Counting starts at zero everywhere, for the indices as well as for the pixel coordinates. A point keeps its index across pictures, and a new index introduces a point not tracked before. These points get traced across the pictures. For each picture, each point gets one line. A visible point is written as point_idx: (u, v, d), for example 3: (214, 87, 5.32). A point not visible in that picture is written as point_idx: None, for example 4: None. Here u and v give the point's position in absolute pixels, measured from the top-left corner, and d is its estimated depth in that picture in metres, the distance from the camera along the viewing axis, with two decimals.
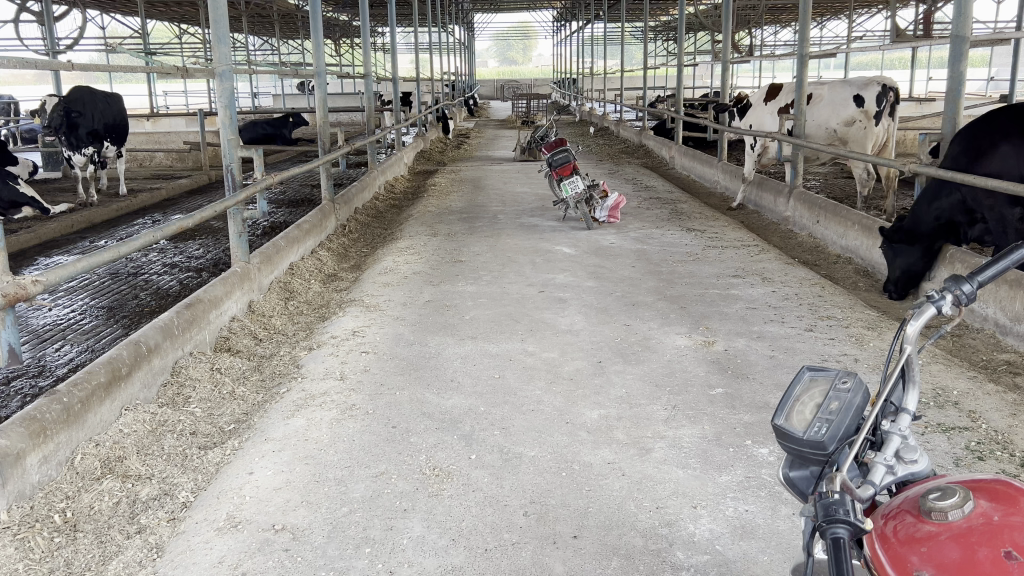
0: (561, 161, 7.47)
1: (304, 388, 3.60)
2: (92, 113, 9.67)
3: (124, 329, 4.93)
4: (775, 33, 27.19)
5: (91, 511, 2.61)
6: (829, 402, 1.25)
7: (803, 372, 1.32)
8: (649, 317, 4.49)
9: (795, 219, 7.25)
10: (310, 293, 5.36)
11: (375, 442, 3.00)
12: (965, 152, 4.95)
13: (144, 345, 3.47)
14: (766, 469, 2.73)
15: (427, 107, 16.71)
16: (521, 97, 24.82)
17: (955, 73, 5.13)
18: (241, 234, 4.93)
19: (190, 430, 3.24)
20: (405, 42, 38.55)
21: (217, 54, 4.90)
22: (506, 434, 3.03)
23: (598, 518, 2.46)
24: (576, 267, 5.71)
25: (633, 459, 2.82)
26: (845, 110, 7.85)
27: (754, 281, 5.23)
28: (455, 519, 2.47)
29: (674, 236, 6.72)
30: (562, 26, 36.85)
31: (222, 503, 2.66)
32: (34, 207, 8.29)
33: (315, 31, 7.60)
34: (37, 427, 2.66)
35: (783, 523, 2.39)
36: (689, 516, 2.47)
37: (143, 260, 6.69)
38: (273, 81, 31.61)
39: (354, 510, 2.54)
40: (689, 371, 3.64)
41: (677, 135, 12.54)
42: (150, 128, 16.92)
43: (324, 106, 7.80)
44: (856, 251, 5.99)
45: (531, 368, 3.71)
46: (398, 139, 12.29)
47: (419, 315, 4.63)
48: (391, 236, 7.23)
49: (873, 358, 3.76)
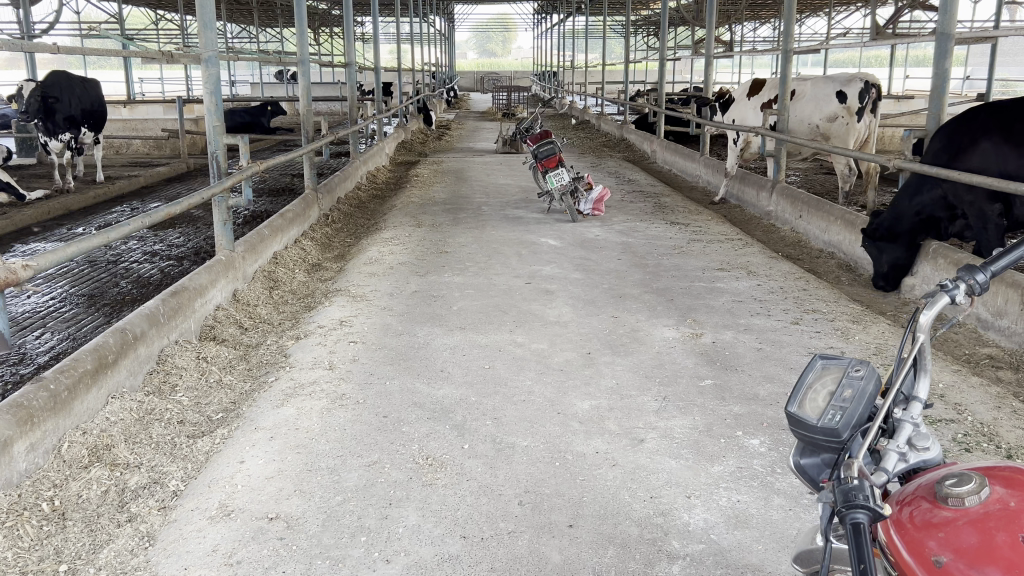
0: (546, 153, 7.43)
1: (293, 377, 3.58)
2: (69, 99, 9.52)
3: (106, 318, 4.87)
4: (755, 30, 27.27)
5: (79, 499, 2.58)
6: (843, 390, 1.26)
7: (816, 360, 1.33)
8: (636, 309, 4.51)
9: (777, 214, 7.31)
10: (294, 283, 5.31)
11: (367, 432, 2.98)
12: (945, 149, 5.01)
13: (130, 333, 3.43)
14: (758, 460, 2.75)
15: (409, 98, 16.63)
16: (502, 89, 24.75)
17: (939, 71, 5.18)
18: (225, 222, 4.87)
19: (178, 419, 3.21)
20: (386, 34, 38.33)
21: (203, 40, 4.83)
22: (498, 424, 3.03)
23: (594, 508, 2.46)
24: (562, 259, 5.71)
25: (625, 450, 2.83)
26: (828, 106, 7.91)
27: (739, 275, 5.26)
28: (450, 509, 2.47)
29: (659, 229, 6.74)
30: (543, 18, 36.80)
31: (213, 491, 2.64)
32: (10, 193, 8.18)
33: (300, 18, 7.52)
34: (25, 414, 2.63)
35: (776, 513, 2.42)
36: (684, 506, 2.48)
37: (123, 248, 6.62)
38: (252, 69, 31.24)
39: (348, 499, 2.53)
40: (678, 363, 3.66)
41: (659, 128, 12.58)
42: (126, 115, 16.69)
43: (308, 95, 7.72)
44: (839, 246, 6.03)
45: (521, 359, 3.71)
46: (380, 130, 12.24)
47: (406, 305, 4.61)
48: (374, 227, 7.20)
49: (859, 351, 3.79)
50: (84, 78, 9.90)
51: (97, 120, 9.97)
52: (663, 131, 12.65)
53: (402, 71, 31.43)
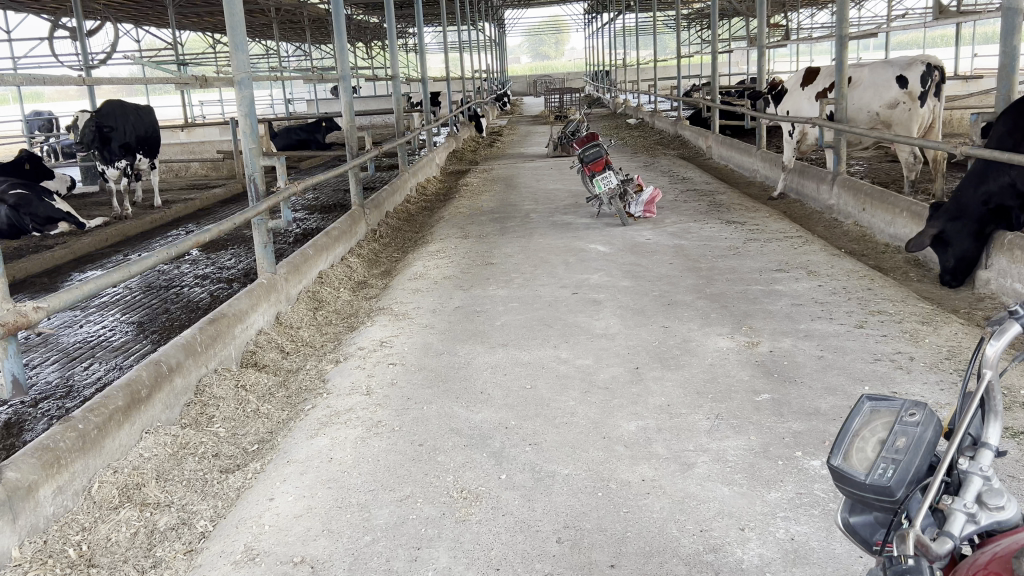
0: (593, 157, 7.24)
1: (329, 404, 3.47)
2: (124, 127, 9.65)
3: (154, 345, 4.85)
4: (811, 17, 26.34)
5: (107, 543, 2.50)
6: (894, 438, 1.07)
7: (863, 402, 1.13)
8: (688, 317, 4.29)
9: (839, 208, 6.97)
10: (339, 302, 5.24)
11: (401, 462, 2.86)
12: (1010, 134, 4.66)
13: (165, 365, 3.36)
14: (820, 484, 2.54)
15: (460, 105, 16.56)
16: (555, 92, 24.55)
17: (1009, 49, 4.77)
18: (265, 244, 4.80)
19: (212, 452, 3.13)
20: (436, 44, 38.46)
21: (235, 62, 4.77)
22: (538, 450, 2.87)
23: (638, 544, 2.28)
24: (612, 266, 5.51)
25: (674, 476, 2.64)
26: (888, 92, 7.50)
27: (799, 275, 4.98)
28: (483, 548, 2.32)
29: (713, 229, 6.48)
30: (593, 18, 36.37)
31: (240, 533, 2.53)
32: (70, 222, 8.31)
33: (339, 35, 7.46)
34: (51, 457, 2.56)
35: (840, 547, 2.21)
36: (737, 539, 2.28)
37: (176, 271, 6.65)
38: (307, 87, 31.49)
39: (377, 539, 2.40)
40: (732, 376, 3.44)
41: (713, 124, 12.23)
42: (185, 139, 16.98)
43: (350, 111, 7.65)
44: (906, 239, 5.70)
45: (565, 377, 3.55)
46: (430, 140, 12.16)
47: (449, 323, 4.47)
48: (421, 240, 7.11)
49: (930, 356, 3.52)
50: (139, 105, 10.02)
51: (152, 146, 10.09)
52: (718, 126, 12.31)
53: (452, 80, 31.46)
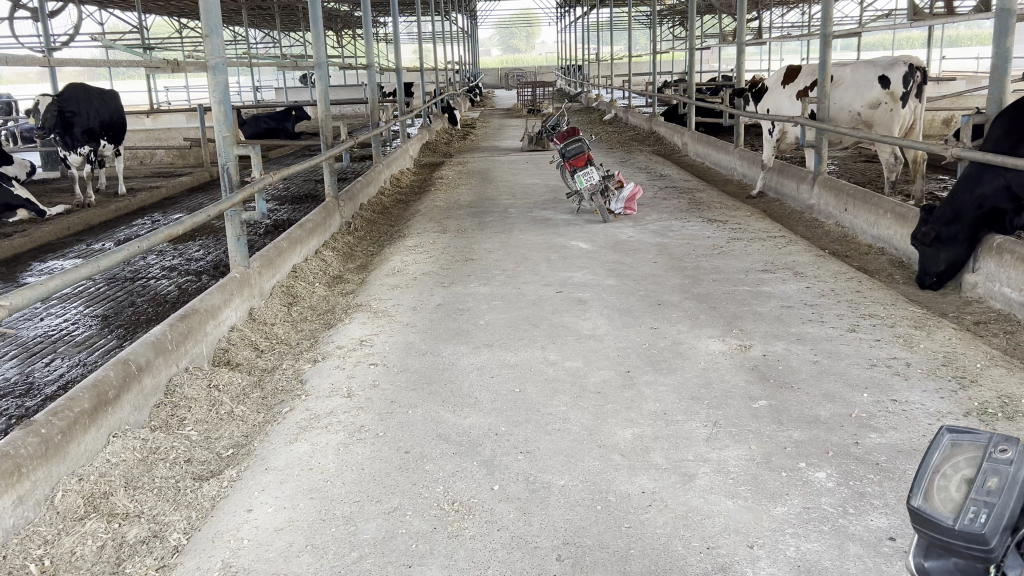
0: (574, 152, 7.08)
1: (308, 407, 3.31)
2: (87, 112, 9.34)
3: (119, 340, 4.64)
4: (783, 16, 26.36)
5: (72, 557, 2.34)
6: (984, 477, 0.95)
7: (943, 435, 1.02)
8: (677, 318, 4.19)
9: (820, 207, 6.93)
10: (314, 297, 5.05)
11: (387, 471, 2.71)
12: (1007, 136, 4.62)
13: (134, 364, 3.18)
14: (827, 498, 2.44)
15: (433, 97, 16.33)
16: (528, 86, 24.37)
17: (1000, 50, 4.73)
18: (239, 236, 4.59)
19: (184, 458, 2.96)
20: (407, 34, 38.05)
21: (209, 46, 4.55)
22: (531, 459, 2.74)
23: (643, 563, 2.17)
24: (595, 264, 5.39)
25: (675, 488, 2.53)
26: (870, 92, 7.48)
27: (786, 277, 4.90)
28: (478, 567, 2.18)
29: (695, 228, 6.39)
30: (565, 12, 36.20)
31: (216, 548, 2.37)
32: (30, 210, 8.00)
33: (314, 21, 7.22)
34: (11, 465, 2.37)
35: (854, 566, 2.11)
36: (746, 558, 2.17)
37: (142, 263, 6.41)
38: (275, 75, 30.97)
39: (365, 556, 2.26)
40: (727, 382, 3.33)
41: (689, 121, 12.17)
42: (150, 125, 16.55)
43: (325, 100, 7.42)
44: (889, 241, 5.65)
45: (554, 381, 3.42)
46: (404, 130, 11.95)
47: (430, 321, 4.33)
48: (398, 234, 6.93)
49: (926, 362, 3.45)
50: (103, 90, 9.71)
51: (116, 132, 9.78)
52: (694, 123, 12.24)
53: (423, 71, 31.22)
